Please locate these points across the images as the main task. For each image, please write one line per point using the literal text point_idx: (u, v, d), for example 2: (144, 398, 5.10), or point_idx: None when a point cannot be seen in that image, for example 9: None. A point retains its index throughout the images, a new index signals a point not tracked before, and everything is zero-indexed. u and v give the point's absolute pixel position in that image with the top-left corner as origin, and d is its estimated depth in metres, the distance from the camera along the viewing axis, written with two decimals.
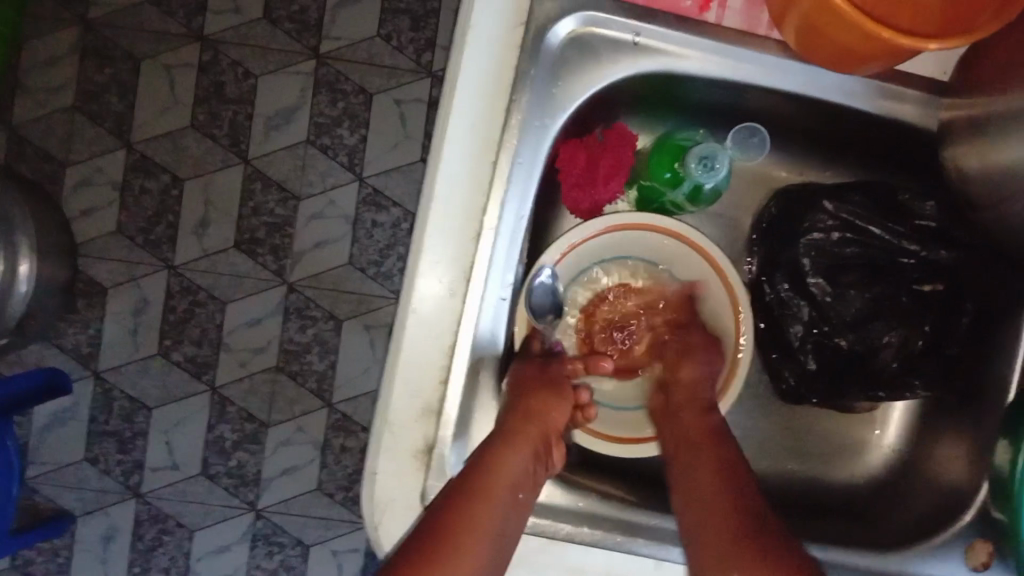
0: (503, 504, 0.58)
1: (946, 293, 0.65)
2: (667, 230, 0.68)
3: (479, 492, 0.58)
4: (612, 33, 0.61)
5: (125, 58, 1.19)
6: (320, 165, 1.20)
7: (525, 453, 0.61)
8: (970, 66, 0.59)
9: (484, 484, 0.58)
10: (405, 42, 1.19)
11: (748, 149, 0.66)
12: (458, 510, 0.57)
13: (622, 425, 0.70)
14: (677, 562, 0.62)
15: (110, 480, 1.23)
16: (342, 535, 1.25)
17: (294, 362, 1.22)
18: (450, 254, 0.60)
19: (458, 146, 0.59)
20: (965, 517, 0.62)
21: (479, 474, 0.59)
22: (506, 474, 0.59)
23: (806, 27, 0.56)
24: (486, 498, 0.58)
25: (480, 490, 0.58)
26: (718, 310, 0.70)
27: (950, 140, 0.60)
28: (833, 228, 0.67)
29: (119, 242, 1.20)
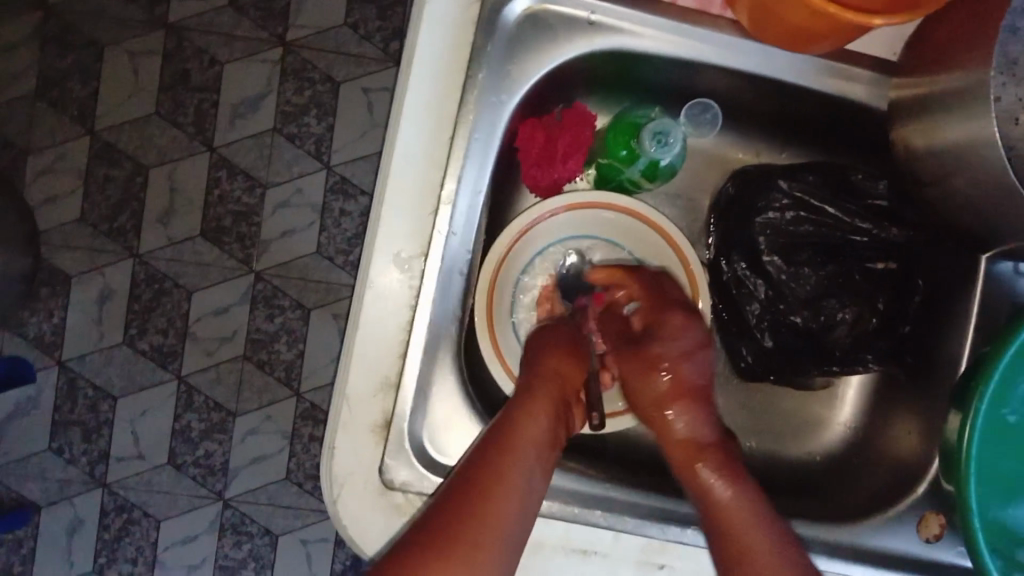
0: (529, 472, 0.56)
1: (898, 271, 0.67)
2: (618, 206, 0.68)
3: (504, 455, 0.56)
4: (566, 10, 0.61)
5: (88, 44, 1.18)
6: (287, 153, 1.20)
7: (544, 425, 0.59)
8: (917, 45, 0.60)
9: (510, 441, 0.57)
10: (372, 31, 1.19)
11: (700, 125, 0.67)
12: (487, 472, 0.55)
13: None
14: (634, 533, 0.63)
15: (75, 470, 1.22)
16: (310, 523, 1.25)
17: (262, 351, 1.22)
18: (406, 230, 0.60)
19: (415, 122, 0.59)
20: (918, 489, 0.64)
21: (505, 432, 0.57)
22: (527, 435, 0.57)
23: (758, 8, 0.56)
24: (514, 457, 0.56)
25: (508, 451, 0.56)
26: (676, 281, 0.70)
27: (899, 119, 0.61)
28: (787, 207, 0.68)
29: (82, 230, 1.19)
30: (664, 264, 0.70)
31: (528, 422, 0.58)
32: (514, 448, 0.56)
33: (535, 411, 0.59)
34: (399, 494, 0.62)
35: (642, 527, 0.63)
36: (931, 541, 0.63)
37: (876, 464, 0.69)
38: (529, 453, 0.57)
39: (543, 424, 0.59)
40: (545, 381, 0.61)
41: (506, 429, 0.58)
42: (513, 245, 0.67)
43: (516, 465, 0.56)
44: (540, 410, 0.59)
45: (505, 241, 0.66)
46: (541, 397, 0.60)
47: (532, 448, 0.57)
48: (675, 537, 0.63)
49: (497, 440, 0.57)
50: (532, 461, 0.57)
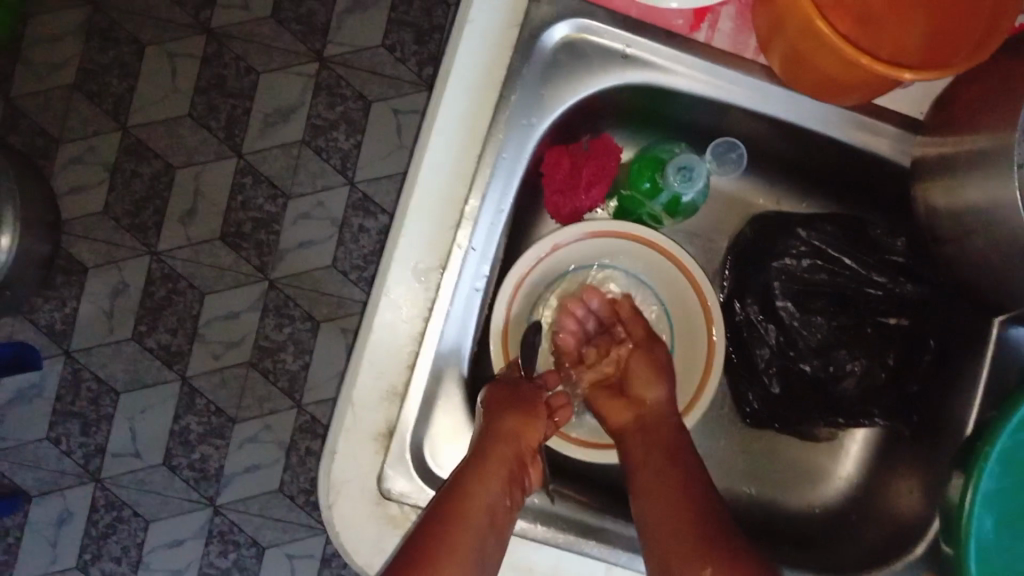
0: (480, 532, 0.57)
1: (910, 328, 0.66)
2: (638, 237, 0.68)
3: (452, 540, 0.56)
4: (603, 41, 0.62)
5: (130, 44, 1.20)
6: (313, 166, 1.21)
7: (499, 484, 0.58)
8: (945, 106, 0.60)
9: (461, 509, 0.57)
10: (408, 54, 1.21)
11: (725, 164, 0.67)
12: (433, 548, 0.55)
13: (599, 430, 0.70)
14: (627, 567, 0.62)
15: (69, 462, 1.22)
16: (298, 538, 1.24)
17: (268, 359, 1.22)
18: (426, 241, 0.61)
19: (444, 136, 0.60)
20: (916, 550, 0.63)
21: (457, 509, 0.57)
22: (481, 503, 0.57)
23: (790, 55, 0.57)
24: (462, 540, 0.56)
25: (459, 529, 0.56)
26: (694, 317, 0.70)
27: (923, 176, 0.62)
28: (805, 253, 0.68)
29: (104, 224, 1.20)
30: (682, 300, 0.70)
31: (478, 498, 0.57)
32: (465, 527, 0.56)
33: (490, 481, 0.58)
34: (394, 505, 0.62)
35: (635, 562, 0.62)
36: None
37: (877, 519, 0.68)
38: (479, 533, 0.57)
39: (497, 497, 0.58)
40: (499, 444, 0.59)
41: (460, 503, 0.57)
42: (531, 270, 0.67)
43: (465, 545, 0.56)
44: (494, 483, 0.58)
45: (526, 264, 0.66)
46: (496, 465, 0.59)
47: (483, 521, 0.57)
48: None
49: (449, 514, 0.57)
50: (481, 537, 0.57)
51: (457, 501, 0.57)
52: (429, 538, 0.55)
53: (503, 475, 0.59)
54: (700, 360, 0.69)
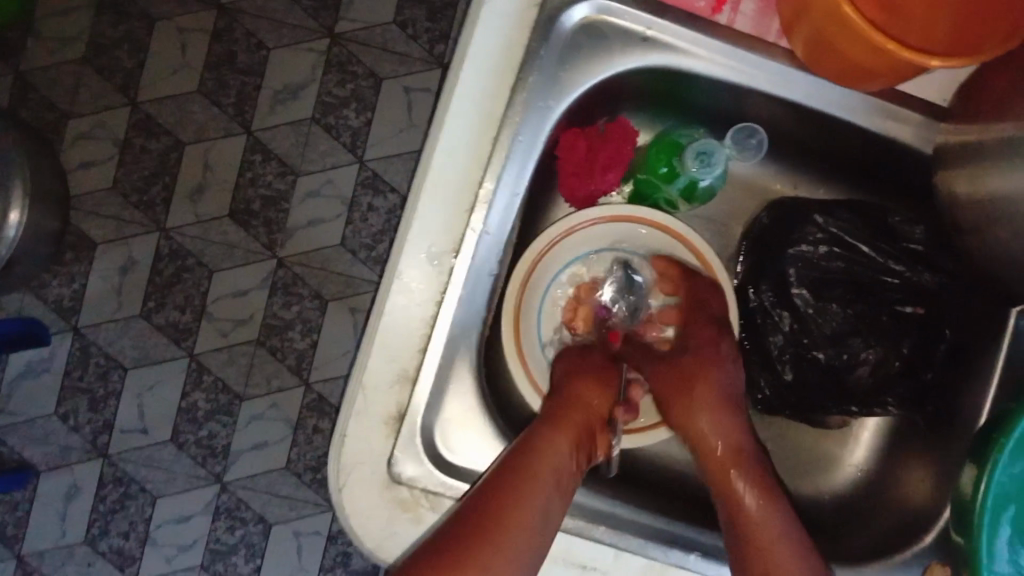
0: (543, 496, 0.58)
1: (927, 317, 0.65)
2: (653, 223, 0.68)
3: (501, 520, 0.56)
4: (624, 23, 0.61)
5: (140, 17, 1.19)
6: (322, 144, 1.20)
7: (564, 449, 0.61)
8: (969, 94, 0.60)
9: (530, 473, 0.58)
10: (420, 32, 1.20)
11: (744, 150, 0.65)
12: (482, 528, 0.55)
13: None
14: (637, 553, 0.62)
15: (78, 437, 1.22)
16: (305, 515, 1.24)
17: (276, 337, 1.22)
18: (440, 224, 0.60)
19: (460, 118, 0.59)
20: (926, 539, 0.63)
21: (509, 491, 0.57)
22: (548, 465, 0.59)
23: (813, 39, 0.56)
24: (511, 522, 0.56)
25: (505, 509, 0.56)
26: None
27: (944, 163, 0.61)
28: (821, 240, 0.67)
29: (113, 199, 1.20)
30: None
31: (531, 480, 0.58)
32: (517, 508, 0.56)
33: (541, 467, 0.59)
34: (405, 489, 0.61)
35: (646, 548, 0.62)
36: None
37: (885, 507, 0.68)
38: (534, 516, 0.57)
39: (551, 485, 0.59)
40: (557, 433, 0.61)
41: (512, 484, 0.57)
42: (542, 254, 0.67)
43: (515, 527, 0.56)
44: (546, 468, 0.59)
45: (535, 250, 0.66)
46: (548, 453, 0.60)
47: (540, 504, 0.57)
48: (676, 561, 0.62)
49: (500, 494, 0.57)
50: (534, 518, 0.57)
51: (511, 481, 0.57)
52: (478, 517, 0.56)
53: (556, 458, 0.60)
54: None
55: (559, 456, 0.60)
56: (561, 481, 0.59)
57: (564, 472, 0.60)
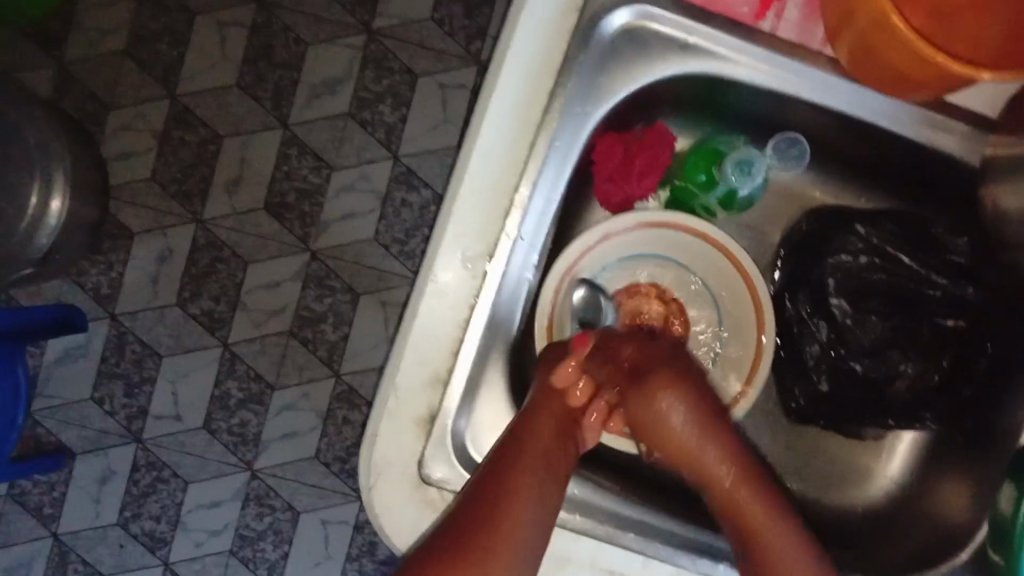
0: (539, 478, 0.59)
1: (967, 330, 0.65)
2: (689, 227, 0.68)
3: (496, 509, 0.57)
4: (664, 29, 0.61)
5: (181, 9, 1.21)
6: (358, 138, 1.21)
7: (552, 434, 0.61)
8: (1017, 107, 0.58)
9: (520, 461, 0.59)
10: (456, 28, 1.20)
11: (786, 159, 0.67)
12: (480, 526, 0.56)
13: None
14: (665, 561, 0.62)
15: (113, 422, 1.25)
16: (333, 505, 1.25)
17: (308, 329, 1.23)
18: (476, 227, 0.60)
19: (498, 123, 0.60)
20: (960, 556, 0.62)
21: (501, 484, 0.58)
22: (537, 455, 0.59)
23: (859, 48, 0.56)
24: (510, 515, 0.57)
25: (500, 505, 0.57)
26: (742, 310, 0.70)
27: (989, 177, 0.59)
28: (862, 251, 0.67)
29: (151, 189, 1.22)
30: (730, 294, 0.70)
31: (521, 475, 0.58)
32: (510, 505, 0.57)
33: (528, 457, 0.59)
34: (434, 490, 0.62)
35: (674, 556, 0.62)
36: None
37: (917, 523, 0.67)
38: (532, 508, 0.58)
39: (540, 473, 0.59)
40: (546, 419, 0.61)
41: (501, 477, 0.58)
42: (582, 257, 0.67)
43: (512, 518, 0.57)
44: (533, 458, 0.59)
45: (579, 249, 0.66)
46: (536, 441, 0.60)
47: (531, 496, 0.58)
48: (703, 570, 0.63)
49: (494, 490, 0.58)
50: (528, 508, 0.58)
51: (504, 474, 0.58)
52: (476, 516, 0.57)
53: (545, 444, 0.60)
54: (747, 354, 0.69)
55: (547, 444, 0.60)
56: (552, 468, 0.60)
57: (554, 461, 0.60)
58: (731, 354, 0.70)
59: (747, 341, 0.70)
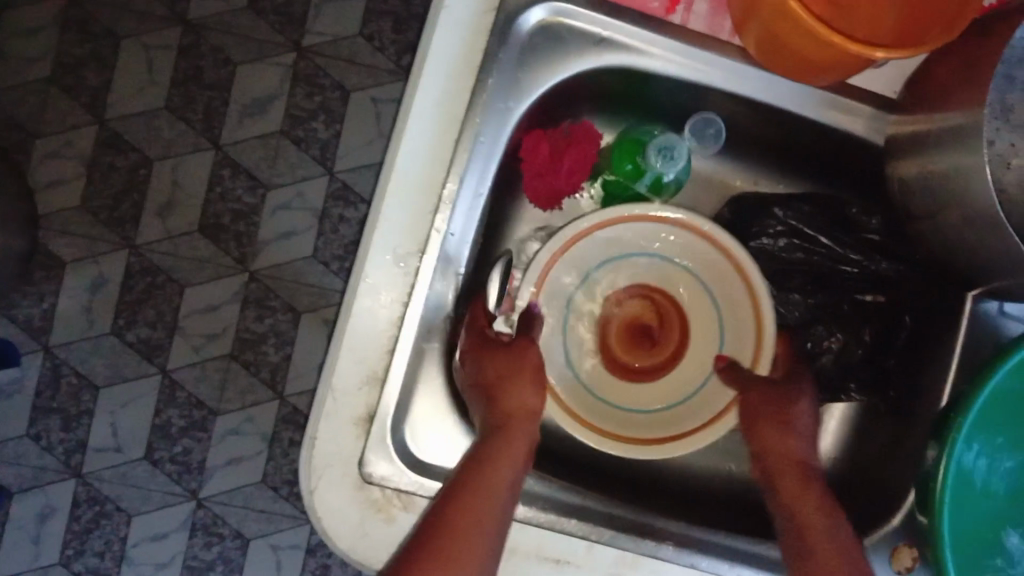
0: (505, 497, 0.57)
1: (886, 305, 0.68)
2: (635, 216, 0.65)
3: (464, 521, 0.54)
4: (579, 25, 0.63)
5: (105, 34, 1.19)
6: (292, 156, 1.21)
7: (518, 456, 0.59)
8: (917, 86, 0.62)
9: (486, 476, 0.57)
10: (386, 43, 1.21)
11: (704, 139, 0.67)
12: (439, 548, 0.53)
13: (659, 425, 0.67)
14: (609, 544, 0.63)
15: (51, 458, 1.21)
16: (283, 529, 1.24)
17: (249, 351, 1.22)
18: (406, 225, 0.61)
19: (423, 123, 0.60)
20: (890, 523, 0.65)
21: (463, 508, 0.55)
22: (502, 474, 0.57)
23: (766, 38, 0.58)
24: (472, 540, 0.54)
25: (466, 513, 0.55)
26: (729, 277, 0.67)
27: (895, 155, 0.63)
28: (781, 233, 0.70)
29: (82, 217, 1.19)
30: (706, 258, 0.68)
31: (486, 496, 0.56)
32: (475, 527, 0.54)
33: (492, 480, 0.57)
34: (376, 489, 0.62)
35: (618, 540, 0.63)
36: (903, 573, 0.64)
37: (853, 493, 0.70)
38: (494, 523, 0.56)
39: (502, 495, 0.57)
40: (513, 443, 0.59)
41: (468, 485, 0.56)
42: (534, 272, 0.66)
43: (472, 542, 0.54)
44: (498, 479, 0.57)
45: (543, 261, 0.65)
46: (499, 465, 0.58)
47: (496, 513, 0.56)
48: (650, 551, 0.63)
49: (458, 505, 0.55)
50: (494, 524, 0.55)
51: (468, 494, 0.56)
52: (432, 537, 0.53)
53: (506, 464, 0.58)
54: (749, 313, 0.66)
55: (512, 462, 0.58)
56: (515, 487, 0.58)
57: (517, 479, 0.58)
58: (735, 322, 0.67)
59: (744, 305, 0.66)
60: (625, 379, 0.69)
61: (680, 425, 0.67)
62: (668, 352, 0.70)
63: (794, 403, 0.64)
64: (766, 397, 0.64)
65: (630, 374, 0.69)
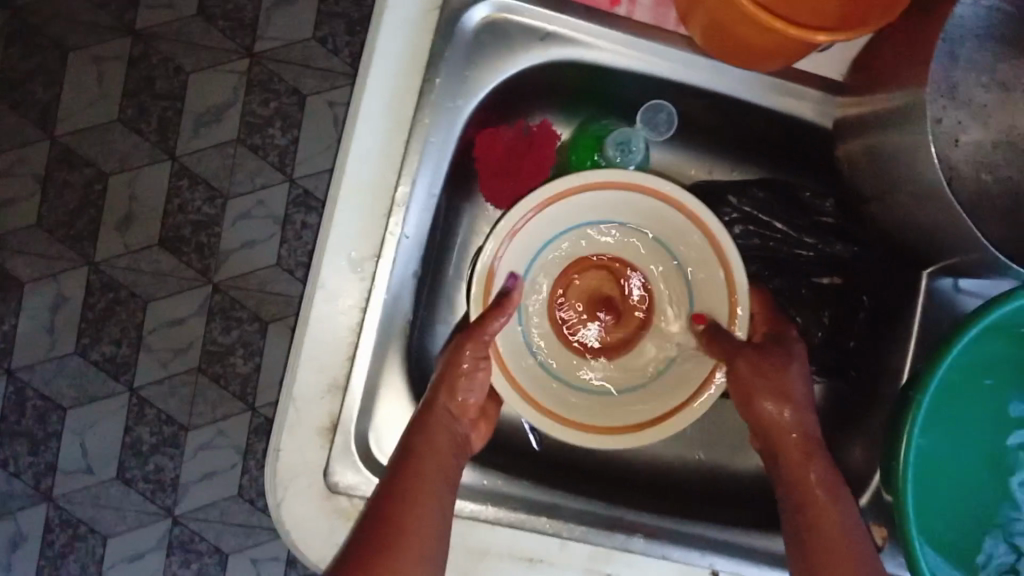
0: (440, 484, 0.56)
1: (842, 286, 0.70)
2: (595, 184, 0.63)
3: (399, 511, 0.53)
4: (524, 20, 0.62)
5: (52, 48, 1.17)
6: (250, 164, 1.19)
7: (447, 446, 0.58)
8: (863, 67, 0.62)
9: (417, 467, 0.56)
10: (340, 45, 1.19)
11: (657, 126, 0.67)
12: (383, 540, 0.51)
13: (615, 412, 0.65)
14: (580, 540, 0.63)
15: (20, 483, 1.19)
16: (261, 543, 1.22)
17: (217, 364, 1.20)
18: (360, 230, 0.60)
19: (372, 126, 0.60)
20: (862, 500, 0.66)
21: (403, 498, 0.54)
22: (435, 462, 0.57)
23: (711, 26, 0.58)
24: (414, 530, 0.53)
25: (399, 506, 0.53)
26: (704, 254, 0.64)
27: (845, 137, 0.63)
28: (736, 220, 0.69)
29: (39, 237, 1.17)
30: (678, 233, 0.65)
31: (420, 484, 0.55)
32: (410, 515, 0.53)
33: (429, 468, 0.56)
34: (344, 498, 0.61)
35: (589, 535, 0.63)
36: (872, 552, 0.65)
37: None
38: (433, 509, 0.54)
39: (440, 483, 0.56)
40: (438, 433, 0.58)
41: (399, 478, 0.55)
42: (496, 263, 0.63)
43: (416, 530, 0.53)
44: (429, 467, 0.56)
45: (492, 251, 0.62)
46: (436, 454, 0.57)
47: (433, 500, 0.55)
48: (621, 545, 0.64)
49: (391, 498, 0.54)
50: (432, 511, 0.54)
51: (399, 486, 0.55)
52: (378, 525, 0.52)
53: (437, 454, 0.57)
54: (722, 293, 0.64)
55: (442, 451, 0.58)
56: (449, 475, 0.57)
57: (451, 468, 0.58)
58: (706, 290, 0.65)
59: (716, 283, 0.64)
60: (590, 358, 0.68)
61: (631, 413, 0.64)
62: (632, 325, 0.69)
63: (785, 370, 0.60)
64: (763, 369, 0.60)
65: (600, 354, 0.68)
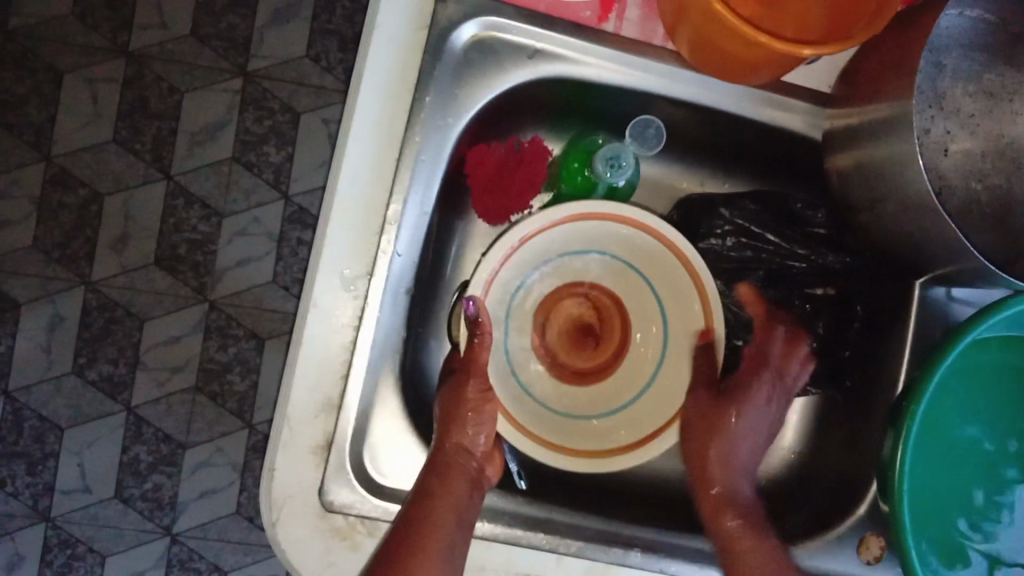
0: (452, 530, 0.57)
1: (837, 297, 0.69)
2: (590, 213, 0.64)
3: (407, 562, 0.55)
4: (512, 37, 0.63)
5: (46, 70, 1.17)
6: (245, 182, 1.19)
7: (462, 489, 0.60)
8: (849, 79, 0.62)
9: (430, 513, 0.57)
10: (334, 63, 1.20)
11: (646, 141, 0.66)
12: None
13: (594, 436, 0.66)
14: (577, 556, 0.63)
15: (18, 503, 1.19)
16: (261, 560, 1.22)
17: (214, 381, 1.20)
18: (352, 248, 0.60)
19: (362, 145, 0.60)
20: (858, 512, 0.66)
21: (413, 544, 0.56)
22: (447, 507, 0.58)
23: (697, 41, 0.58)
24: None
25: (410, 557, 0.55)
26: (682, 286, 0.67)
27: (833, 148, 0.64)
28: (729, 233, 0.70)
29: (34, 257, 1.18)
30: (666, 264, 0.67)
31: (430, 533, 0.56)
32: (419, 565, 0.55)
33: (444, 511, 0.58)
34: (340, 517, 0.61)
35: (586, 550, 0.63)
36: (872, 563, 0.65)
37: (818, 486, 0.70)
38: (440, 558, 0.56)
39: (451, 529, 0.57)
40: (453, 478, 0.60)
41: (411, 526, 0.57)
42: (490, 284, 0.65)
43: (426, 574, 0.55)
44: (442, 514, 0.57)
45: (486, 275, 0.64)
46: (447, 496, 0.58)
47: (442, 548, 0.56)
48: (619, 559, 0.64)
49: (401, 546, 0.56)
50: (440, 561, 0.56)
51: (410, 536, 0.56)
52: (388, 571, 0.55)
53: (451, 500, 0.58)
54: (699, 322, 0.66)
55: (456, 494, 0.59)
56: (462, 520, 0.58)
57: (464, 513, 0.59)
58: (686, 319, 0.67)
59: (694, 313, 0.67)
60: (564, 380, 0.68)
61: (604, 441, 0.66)
62: (609, 349, 0.68)
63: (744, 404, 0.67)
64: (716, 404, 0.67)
65: (578, 377, 0.68)
